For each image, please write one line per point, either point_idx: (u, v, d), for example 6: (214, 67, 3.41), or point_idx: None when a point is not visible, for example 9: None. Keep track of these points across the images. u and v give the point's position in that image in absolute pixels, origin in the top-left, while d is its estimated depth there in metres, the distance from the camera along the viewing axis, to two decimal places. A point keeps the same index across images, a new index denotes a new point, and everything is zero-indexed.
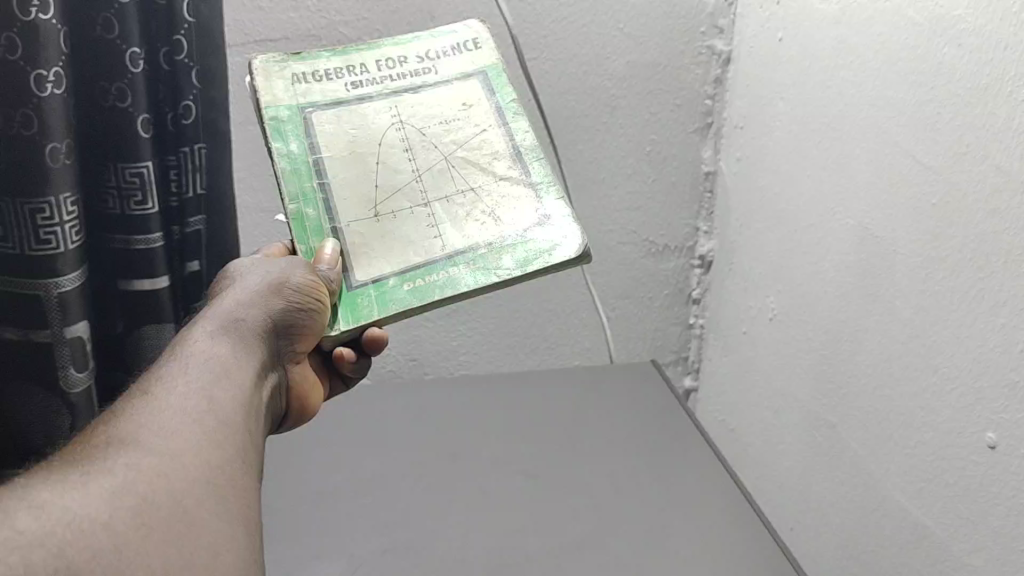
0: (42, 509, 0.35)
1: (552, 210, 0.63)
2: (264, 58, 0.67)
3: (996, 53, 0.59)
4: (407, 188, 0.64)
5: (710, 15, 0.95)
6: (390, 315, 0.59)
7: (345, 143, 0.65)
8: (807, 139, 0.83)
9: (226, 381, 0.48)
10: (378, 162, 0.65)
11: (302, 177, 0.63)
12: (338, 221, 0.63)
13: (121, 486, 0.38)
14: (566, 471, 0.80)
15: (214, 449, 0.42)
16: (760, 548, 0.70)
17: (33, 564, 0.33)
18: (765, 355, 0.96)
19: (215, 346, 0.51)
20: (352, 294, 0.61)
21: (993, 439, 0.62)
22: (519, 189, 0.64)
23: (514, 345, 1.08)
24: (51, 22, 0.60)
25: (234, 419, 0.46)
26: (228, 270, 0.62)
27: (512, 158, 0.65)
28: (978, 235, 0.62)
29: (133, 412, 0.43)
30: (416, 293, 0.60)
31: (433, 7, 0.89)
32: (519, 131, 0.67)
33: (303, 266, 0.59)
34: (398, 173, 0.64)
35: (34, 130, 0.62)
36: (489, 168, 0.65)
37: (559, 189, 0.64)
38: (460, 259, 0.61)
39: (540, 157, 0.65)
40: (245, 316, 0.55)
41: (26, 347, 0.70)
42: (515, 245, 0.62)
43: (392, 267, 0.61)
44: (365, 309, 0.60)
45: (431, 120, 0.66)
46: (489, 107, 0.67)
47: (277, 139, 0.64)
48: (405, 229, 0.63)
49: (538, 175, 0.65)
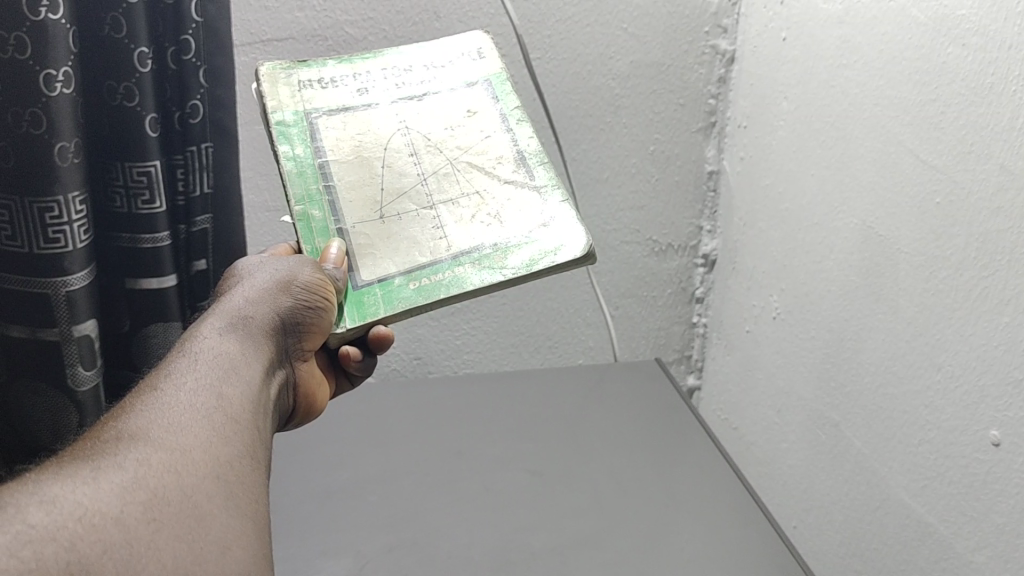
0: (53, 503, 0.35)
1: (557, 211, 0.63)
2: (271, 65, 0.68)
3: (1001, 52, 0.59)
4: (412, 191, 0.64)
5: (713, 14, 0.95)
6: (396, 313, 0.60)
7: (350, 147, 0.66)
8: (811, 138, 0.84)
9: (235, 378, 0.48)
10: (383, 165, 0.65)
11: (308, 179, 0.64)
12: (344, 222, 0.63)
13: (131, 481, 0.38)
14: (571, 469, 0.80)
15: (225, 445, 0.43)
16: (764, 546, 0.70)
17: (44, 559, 0.33)
18: (768, 354, 0.96)
19: (224, 343, 0.51)
20: (358, 293, 0.61)
21: (997, 437, 0.63)
22: (524, 191, 0.64)
23: (518, 345, 1.08)
24: (60, 21, 0.60)
25: (243, 416, 0.46)
26: (235, 269, 0.62)
27: (517, 162, 0.66)
28: (981, 233, 0.62)
29: (143, 407, 0.43)
30: (422, 292, 0.60)
31: (438, 6, 0.89)
32: (523, 135, 0.67)
33: (310, 265, 0.59)
34: (403, 176, 0.65)
35: (43, 129, 0.62)
36: (493, 171, 0.65)
37: (564, 191, 0.65)
38: (466, 258, 0.61)
39: (543, 161, 0.66)
40: (253, 313, 0.56)
41: (34, 345, 0.70)
42: (520, 245, 0.62)
43: (398, 267, 0.61)
44: (371, 308, 0.61)
45: (435, 125, 0.67)
46: (493, 113, 0.68)
47: (283, 142, 0.65)
48: (410, 230, 0.63)
49: (542, 178, 0.65)
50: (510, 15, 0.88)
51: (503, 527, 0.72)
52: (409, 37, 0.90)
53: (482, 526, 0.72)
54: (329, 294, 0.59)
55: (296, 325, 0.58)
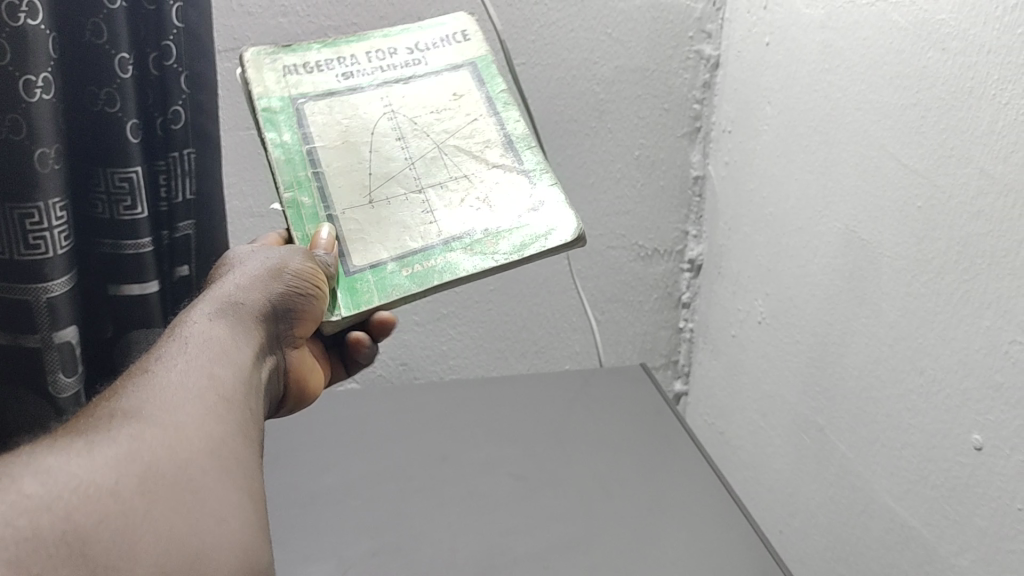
0: (47, 475, 0.35)
1: (545, 196, 0.64)
2: (255, 51, 0.67)
3: (979, 57, 0.60)
4: (401, 175, 0.65)
5: (698, 19, 0.96)
6: (391, 300, 0.60)
7: (337, 133, 0.65)
8: (795, 142, 0.84)
9: (229, 359, 0.48)
10: (372, 149, 0.65)
11: (296, 166, 0.63)
12: (333, 208, 0.63)
13: (125, 453, 0.37)
14: (555, 472, 0.80)
15: (219, 420, 0.42)
16: (748, 550, 0.70)
17: (40, 528, 0.33)
18: (754, 358, 0.96)
19: (217, 324, 0.50)
20: (351, 279, 0.61)
21: (979, 440, 0.63)
22: (512, 175, 0.65)
23: (504, 350, 1.08)
24: (40, 28, 0.60)
25: (237, 394, 0.45)
26: (227, 258, 0.61)
27: (504, 145, 0.66)
28: (960, 238, 0.63)
29: (135, 387, 0.42)
30: (415, 278, 0.60)
31: (423, 12, 0.88)
32: (510, 118, 0.67)
33: (302, 254, 0.59)
34: (391, 161, 0.65)
35: (23, 135, 0.62)
36: (481, 155, 0.65)
37: (551, 176, 0.65)
38: (457, 243, 0.62)
39: (530, 144, 0.66)
40: (249, 298, 0.55)
41: (15, 351, 0.70)
42: (510, 230, 0.62)
43: (390, 252, 0.62)
44: (364, 294, 0.61)
45: (422, 110, 0.67)
46: (478, 97, 0.68)
47: (269, 129, 0.64)
48: (401, 214, 0.63)
49: (530, 162, 0.65)
50: (494, 21, 0.88)
51: (488, 531, 0.72)
52: None
53: (466, 529, 0.72)
54: (319, 281, 0.58)
55: (290, 310, 0.57)
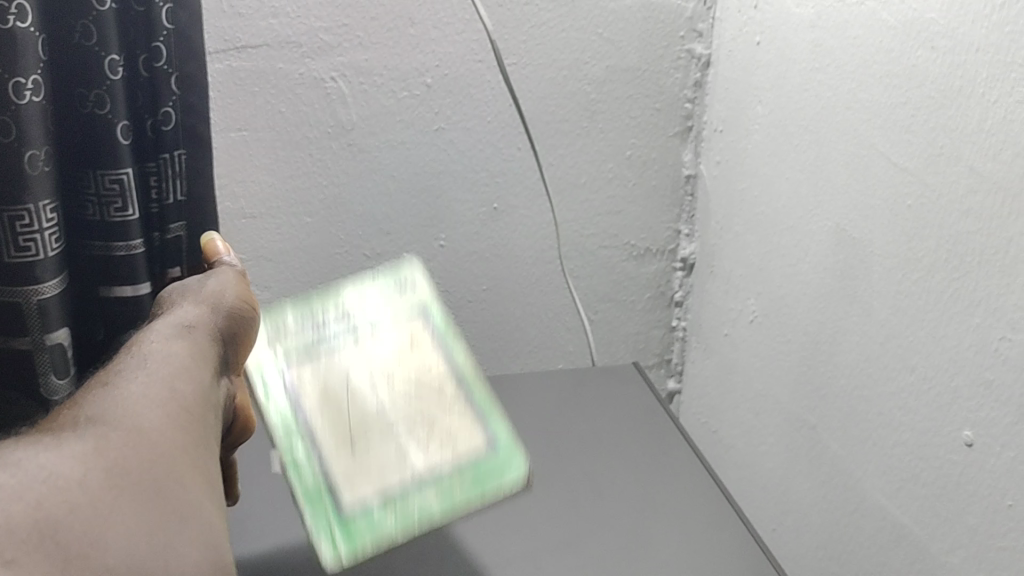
0: (16, 467, 0.33)
1: (494, 436, 0.64)
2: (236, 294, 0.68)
3: (967, 55, 0.60)
4: (376, 429, 0.63)
5: (688, 19, 0.96)
6: (375, 544, 0.56)
7: (314, 395, 0.64)
8: (785, 141, 0.84)
9: (189, 373, 0.46)
10: (349, 404, 0.64)
11: (288, 425, 0.62)
12: (314, 453, 0.60)
13: (92, 450, 0.36)
14: (547, 472, 0.80)
15: (179, 428, 0.40)
16: (740, 549, 0.70)
17: (13, 517, 0.30)
18: (746, 357, 0.96)
19: (166, 340, 0.49)
20: (342, 519, 0.57)
21: (969, 437, 0.63)
22: (471, 421, 0.65)
23: (497, 350, 1.08)
24: (29, 30, 0.60)
25: (196, 405, 0.44)
26: (161, 296, 0.60)
27: (456, 389, 0.67)
28: (950, 237, 0.63)
29: (94, 399, 0.40)
30: (391, 505, 0.58)
31: (413, 13, 0.88)
32: (461, 362, 0.69)
33: (237, 289, 0.59)
34: (365, 425, 0.63)
35: (12, 137, 0.62)
36: (444, 412, 0.65)
37: (503, 416, 0.66)
38: (427, 480, 0.60)
39: (478, 383, 0.68)
40: (195, 318, 0.54)
41: (6, 354, 0.70)
42: (472, 470, 0.61)
43: (370, 483, 0.59)
44: (354, 531, 0.57)
45: (388, 386, 0.66)
46: (436, 362, 0.68)
47: (256, 377, 0.63)
48: (377, 458, 0.61)
49: (481, 405, 0.66)
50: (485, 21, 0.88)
51: (481, 532, 0.72)
52: (384, 43, 0.89)
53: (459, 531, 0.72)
54: (251, 309, 0.59)
55: (234, 336, 0.56)
